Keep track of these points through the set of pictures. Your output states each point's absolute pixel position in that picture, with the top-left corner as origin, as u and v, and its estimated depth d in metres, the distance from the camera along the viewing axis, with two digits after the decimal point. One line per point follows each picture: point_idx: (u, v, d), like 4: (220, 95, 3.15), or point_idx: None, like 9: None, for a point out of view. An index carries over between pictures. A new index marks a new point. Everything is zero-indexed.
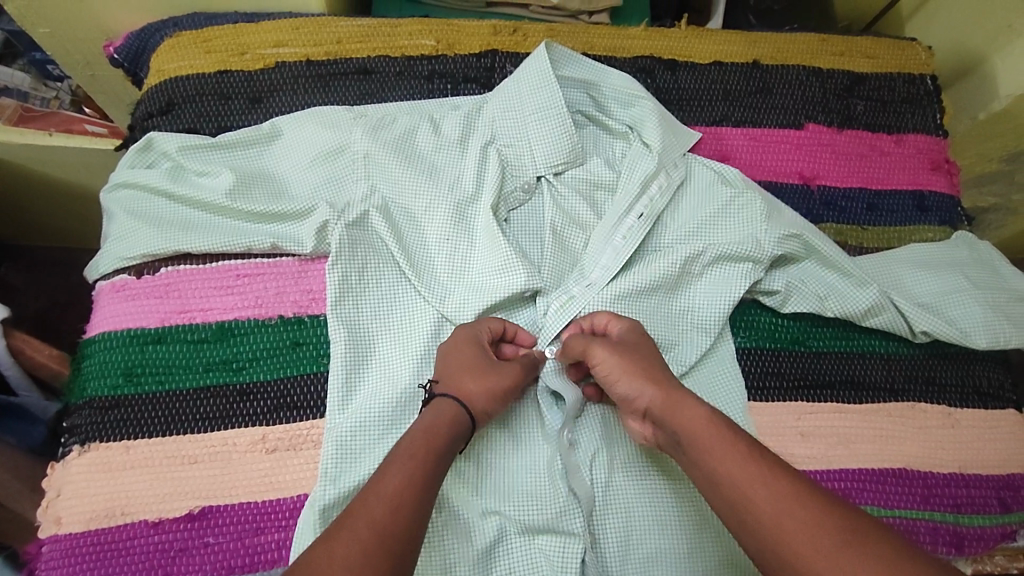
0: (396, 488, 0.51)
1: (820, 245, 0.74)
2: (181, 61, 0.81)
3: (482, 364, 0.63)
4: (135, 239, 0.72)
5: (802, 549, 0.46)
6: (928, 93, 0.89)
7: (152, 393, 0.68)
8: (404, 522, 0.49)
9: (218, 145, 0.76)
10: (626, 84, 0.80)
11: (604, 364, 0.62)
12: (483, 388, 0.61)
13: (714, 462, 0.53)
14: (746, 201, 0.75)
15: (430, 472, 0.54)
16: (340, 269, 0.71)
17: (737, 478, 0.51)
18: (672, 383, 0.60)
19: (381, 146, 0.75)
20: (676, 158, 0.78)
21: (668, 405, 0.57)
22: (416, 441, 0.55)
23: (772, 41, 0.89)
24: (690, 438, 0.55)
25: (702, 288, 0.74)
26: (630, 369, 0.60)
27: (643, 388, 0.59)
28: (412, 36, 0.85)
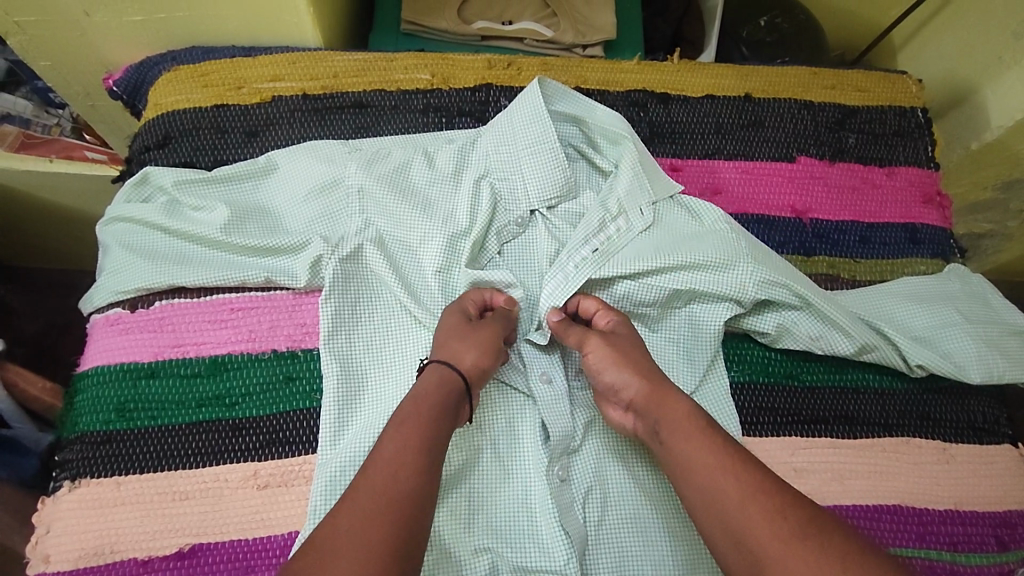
0: (393, 457, 0.54)
1: (803, 285, 0.73)
2: (179, 95, 0.82)
3: (464, 329, 0.66)
4: (130, 272, 0.72)
5: (756, 531, 0.51)
6: (919, 126, 0.89)
7: (144, 428, 0.68)
8: (408, 486, 0.53)
9: (214, 178, 0.77)
10: (612, 121, 0.79)
11: (595, 352, 0.66)
12: (467, 347, 0.64)
13: (686, 447, 0.58)
14: (726, 241, 0.73)
15: (423, 435, 0.56)
16: (333, 303, 0.71)
17: (706, 464, 0.56)
18: (659, 376, 0.64)
19: (375, 181, 0.75)
20: (642, 205, 0.76)
21: (654, 399, 0.62)
22: (410, 412, 0.58)
23: (764, 74, 0.90)
24: (669, 428, 0.60)
25: (687, 323, 0.74)
26: (619, 360, 0.65)
27: (631, 378, 0.64)
28: (407, 71, 0.86)
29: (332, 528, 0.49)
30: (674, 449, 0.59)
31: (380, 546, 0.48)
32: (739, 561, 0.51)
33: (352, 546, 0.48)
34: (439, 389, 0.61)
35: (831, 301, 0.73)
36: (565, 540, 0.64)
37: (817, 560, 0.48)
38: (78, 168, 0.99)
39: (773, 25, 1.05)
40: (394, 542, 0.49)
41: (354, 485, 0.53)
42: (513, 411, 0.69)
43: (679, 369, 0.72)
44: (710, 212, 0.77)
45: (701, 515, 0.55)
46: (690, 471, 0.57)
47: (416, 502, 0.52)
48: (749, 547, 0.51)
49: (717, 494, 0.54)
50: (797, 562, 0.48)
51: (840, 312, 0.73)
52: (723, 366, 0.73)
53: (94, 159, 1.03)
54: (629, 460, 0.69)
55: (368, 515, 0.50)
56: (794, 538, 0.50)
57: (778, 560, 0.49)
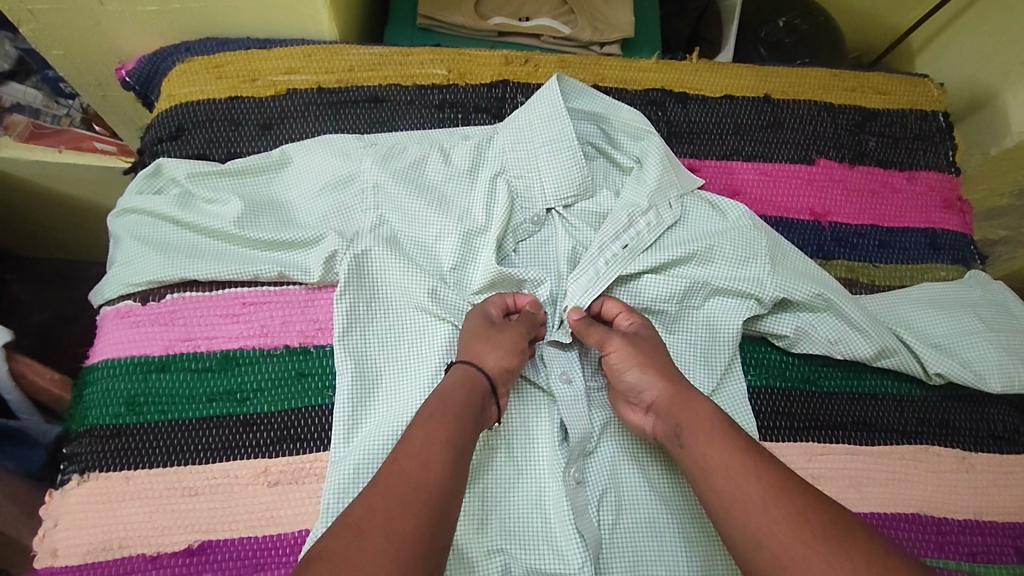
0: (425, 447, 0.54)
1: (826, 281, 0.74)
2: (193, 86, 0.82)
3: (488, 331, 0.65)
4: (142, 264, 0.72)
5: (779, 537, 0.50)
6: (940, 130, 0.88)
7: (154, 422, 0.67)
8: (441, 478, 0.52)
9: (227, 171, 0.76)
10: (634, 118, 0.79)
11: (617, 353, 0.66)
12: (491, 347, 0.63)
13: (708, 448, 0.57)
14: (748, 240, 0.73)
15: (455, 426, 0.56)
16: (348, 299, 0.70)
17: (727, 466, 0.55)
18: (683, 380, 0.63)
19: (391, 176, 0.75)
20: (672, 198, 0.76)
21: (676, 403, 0.61)
22: (436, 406, 0.58)
23: (783, 75, 0.89)
24: (693, 428, 0.59)
25: (702, 324, 0.73)
26: (642, 361, 0.64)
27: (654, 380, 0.63)
28: (423, 66, 0.85)
29: (362, 514, 0.49)
30: (695, 452, 0.57)
31: (413, 533, 0.48)
32: (756, 567, 0.50)
33: (382, 535, 0.47)
34: (470, 381, 0.61)
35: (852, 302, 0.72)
36: (580, 543, 0.63)
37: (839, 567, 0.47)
38: (89, 160, 0.99)
39: (791, 26, 1.04)
40: (425, 530, 0.49)
41: (385, 470, 0.52)
42: (530, 408, 0.69)
43: (695, 371, 0.70)
44: (734, 211, 0.76)
45: (723, 522, 0.54)
46: (710, 475, 0.56)
47: (441, 498, 0.51)
48: (768, 553, 0.50)
49: (737, 499, 0.53)
50: (820, 567, 0.48)
51: (864, 319, 0.72)
52: (741, 368, 0.72)
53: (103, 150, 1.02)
54: (644, 463, 0.68)
55: (400, 502, 0.50)
56: (818, 544, 0.49)
57: (801, 565, 0.48)
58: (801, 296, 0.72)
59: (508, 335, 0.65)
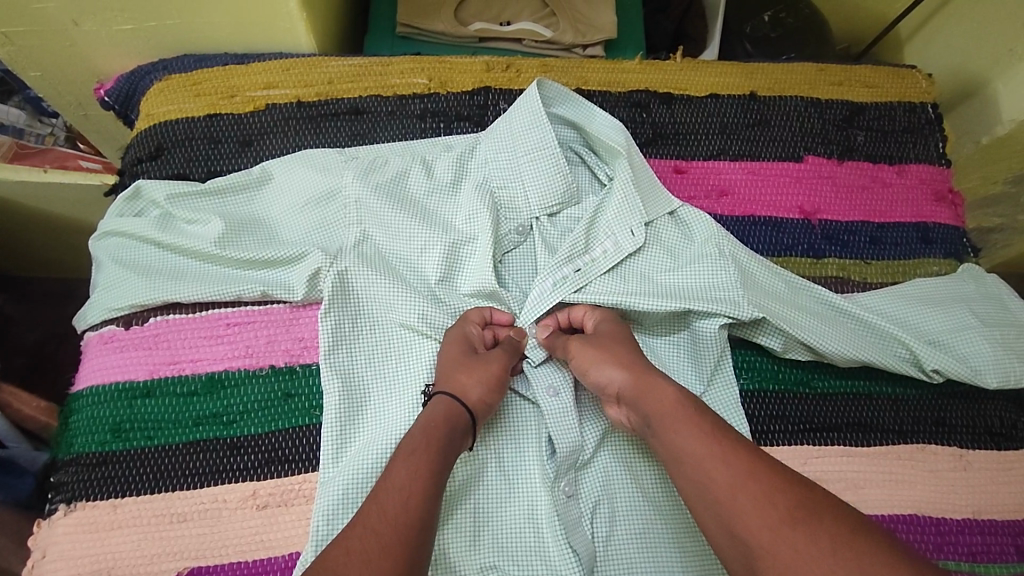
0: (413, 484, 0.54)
1: (804, 290, 0.74)
2: (171, 105, 0.81)
3: (469, 358, 0.64)
4: (124, 289, 0.71)
5: (749, 521, 0.50)
6: (930, 121, 0.87)
7: (140, 449, 0.66)
8: (419, 517, 0.52)
9: (207, 191, 0.76)
10: (611, 131, 0.77)
11: (581, 356, 0.66)
12: (474, 379, 0.63)
13: (676, 435, 0.56)
14: (716, 269, 0.72)
15: (436, 468, 0.55)
16: (333, 319, 0.69)
17: (692, 452, 0.55)
18: (647, 367, 0.63)
19: (373, 191, 0.74)
20: (634, 225, 0.74)
21: (639, 388, 0.61)
22: (430, 439, 0.57)
23: (769, 72, 0.88)
24: (660, 417, 0.58)
25: (687, 331, 0.73)
26: (604, 358, 0.64)
27: (616, 374, 0.63)
28: (403, 75, 0.84)
29: (338, 555, 0.48)
30: (663, 441, 0.57)
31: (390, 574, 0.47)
32: (733, 552, 0.50)
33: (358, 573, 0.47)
34: (456, 411, 0.61)
35: (828, 324, 0.71)
36: (573, 556, 0.62)
37: (805, 548, 0.47)
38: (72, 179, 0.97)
39: (777, 20, 1.02)
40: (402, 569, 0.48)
41: (365, 509, 0.52)
42: (518, 423, 0.68)
43: (679, 374, 0.70)
44: (703, 227, 0.75)
45: (697, 504, 0.54)
46: (678, 462, 0.55)
47: (421, 529, 0.51)
48: (740, 535, 0.50)
49: (706, 485, 0.53)
50: (788, 549, 0.47)
51: (834, 347, 0.70)
52: (731, 371, 0.71)
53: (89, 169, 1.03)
54: (637, 469, 0.67)
55: (378, 542, 0.49)
56: (784, 524, 0.48)
57: (769, 549, 0.48)
58: (782, 321, 0.70)
59: (490, 362, 0.65)
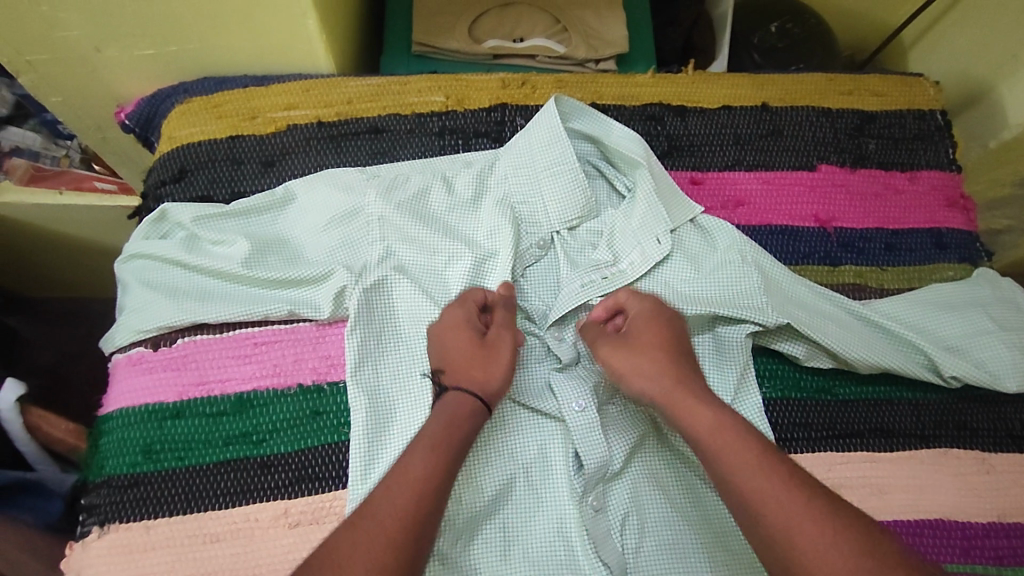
0: (422, 476, 0.57)
1: (824, 299, 0.75)
2: (193, 127, 0.82)
3: (477, 347, 0.66)
4: (152, 310, 0.72)
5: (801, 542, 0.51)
6: (939, 128, 0.88)
7: (171, 470, 0.67)
8: (422, 515, 0.55)
9: (232, 213, 0.77)
10: (630, 142, 0.78)
11: (621, 363, 0.66)
12: (491, 373, 0.65)
13: (722, 452, 0.57)
14: (741, 274, 0.73)
15: (449, 461, 0.59)
16: (358, 335, 0.70)
17: (742, 471, 0.55)
18: (687, 377, 0.63)
19: (396, 209, 0.75)
20: (659, 233, 0.75)
21: (673, 400, 0.61)
22: (437, 435, 0.60)
23: (780, 83, 0.89)
24: (701, 435, 0.59)
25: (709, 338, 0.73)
26: (646, 365, 0.64)
27: (658, 385, 0.63)
28: (421, 94, 0.85)
29: (345, 546, 0.52)
30: (708, 460, 0.57)
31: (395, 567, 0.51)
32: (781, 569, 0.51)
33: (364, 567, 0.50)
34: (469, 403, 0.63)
35: (846, 329, 0.73)
36: (602, 569, 0.63)
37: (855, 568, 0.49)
38: (88, 201, 1.00)
39: (784, 30, 1.04)
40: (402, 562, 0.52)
41: (372, 501, 0.55)
42: (545, 433, 0.68)
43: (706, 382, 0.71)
44: (725, 236, 0.76)
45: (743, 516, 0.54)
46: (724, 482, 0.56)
47: (422, 527, 0.54)
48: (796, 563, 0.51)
49: (760, 509, 0.53)
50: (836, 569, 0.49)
51: (852, 351, 0.71)
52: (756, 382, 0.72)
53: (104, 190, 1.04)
54: (666, 482, 0.68)
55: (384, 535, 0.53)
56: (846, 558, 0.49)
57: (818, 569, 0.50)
58: (803, 327, 0.71)
59: (497, 350, 0.66)
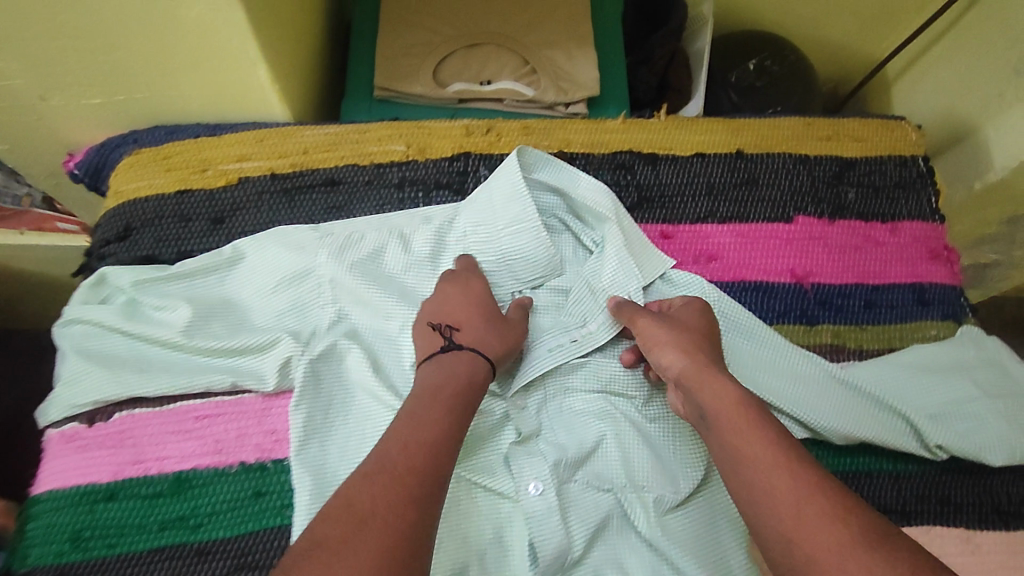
0: (431, 441, 0.56)
1: (803, 361, 0.72)
2: (140, 181, 0.78)
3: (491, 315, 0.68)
4: (88, 383, 0.69)
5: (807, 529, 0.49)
6: (921, 176, 0.84)
7: (101, 558, 0.63)
8: (432, 467, 0.54)
9: (174, 277, 0.73)
10: (597, 197, 0.75)
11: (648, 334, 0.67)
12: (502, 342, 0.67)
13: (738, 429, 0.57)
14: None
15: (457, 418, 0.59)
16: (305, 408, 0.67)
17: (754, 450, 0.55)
18: (710, 360, 0.64)
19: (348, 271, 0.72)
20: (632, 288, 0.74)
21: (697, 379, 0.62)
22: (449, 384, 0.61)
23: (756, 128, 0.85)
24: (714, 413, 0.59)
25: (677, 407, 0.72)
26: (673, 341, 0.65)
27: (679, 358, 0.64)
28: (381, 142, 0.82)
29: (357, 495, 0.51)
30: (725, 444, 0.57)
31: (402, 519, 0.50)
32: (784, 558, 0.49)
33: (377, 515, 0.50)
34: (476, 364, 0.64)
35: (824, 395, 0.70)
36: None
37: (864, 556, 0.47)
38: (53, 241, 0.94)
39: (763, 68, 1.00)
40: (412, 514, 0.51)
41: (381, 452, 0.54)
42: (503, 518, 0.66)
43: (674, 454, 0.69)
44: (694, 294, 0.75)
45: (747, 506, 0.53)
46: (733, 461, 0.55)
47: (430, 481, 0.53)
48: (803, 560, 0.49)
49: (770, 505, 0.51)
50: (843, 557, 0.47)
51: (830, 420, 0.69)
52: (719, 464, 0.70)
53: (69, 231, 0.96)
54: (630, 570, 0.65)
55: (397, 482, 0.52)
56: (856, 546, 0.47)
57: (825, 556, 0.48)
58: (773, 395, 0.70)
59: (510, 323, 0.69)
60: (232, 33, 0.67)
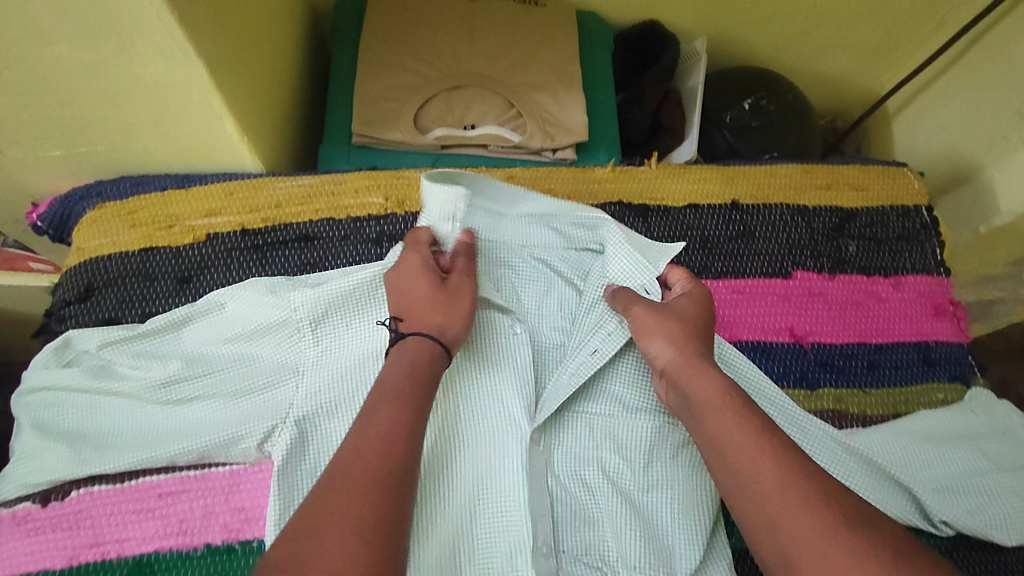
0: (398, 428, 0.52)
1: (807, 424, 0.66)
2: (103, 238, 0.75)
3: (437, 294, 0.62)
4: (44, 460, 0.64)
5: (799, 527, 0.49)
6: (925, 227, 0.81)
7: None
8: (399, 469, 0.50)
9: (144, 335, 0.69)
10: (587, 211, 0.74)
11: (641, 321, 0.65)
12: (450, 318, 0.61)
13: (726, 424, 0.55)
14: None
15: (420, 415, 0.54)
16: (280, 485, 0.61)
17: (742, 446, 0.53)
18: (700, 346, 0.62)
19: (330, 330, 0.68)
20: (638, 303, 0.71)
21: (686, 370, 0.60)
22: (397, 380, 0.55)
23: (751, 176, 0.81)
24: (702, 405, 0.57)
25: (678, 476, 0.66)
26: (663, 329, 0.63)
27: (667, 349, 0.62)
28: (357, 194, 0.78)
29: (326, 497, 0.47)
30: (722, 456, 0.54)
31: (373, 527, 0.46)
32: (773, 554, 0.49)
33: (345, 524, 0.45)
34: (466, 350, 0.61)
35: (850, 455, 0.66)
36: None
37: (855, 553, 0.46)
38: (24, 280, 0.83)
39: (759, 107, 0.96)
40: (379, 523, 0.46)
41: (343, 456, 0.50)
42: None
43: (675, 535, 0.64)
44: None
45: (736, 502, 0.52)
46: (722, 455, 0.54)
47: (397, 484, 0.49)
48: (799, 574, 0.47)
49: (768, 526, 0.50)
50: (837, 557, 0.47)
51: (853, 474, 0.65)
52: (724, 542, 0.66)
53: (41, 270, 0.87)
54: None
55: (361, 490, 0.47)
56: (839, 535, 0.47)
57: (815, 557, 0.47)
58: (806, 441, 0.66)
59: (459, 295, 0.63)
60: (192, 87, 0.64)
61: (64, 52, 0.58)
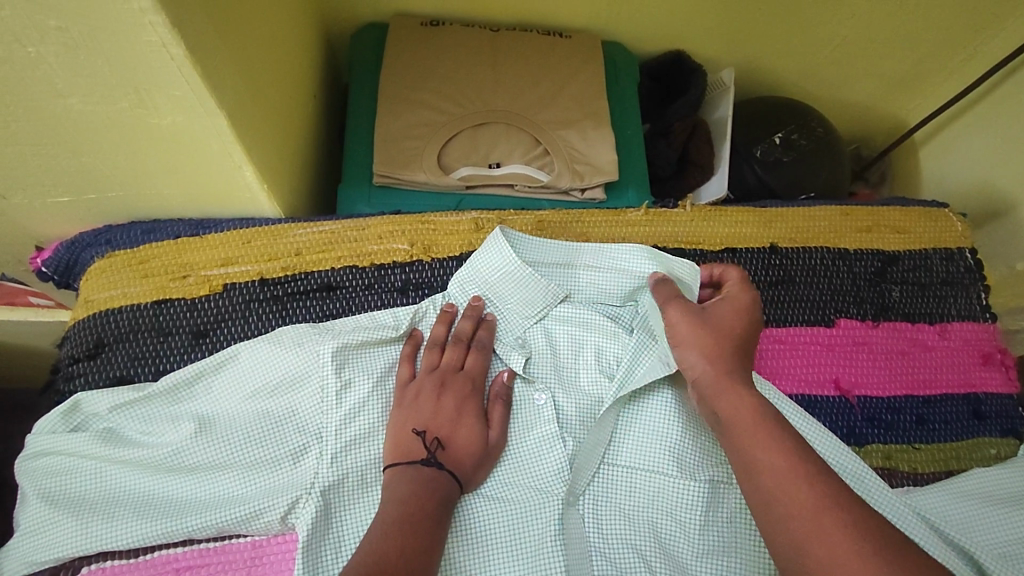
0: (404, 540, 0.52)
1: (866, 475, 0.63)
2: (113, 290, 0.71)
3: (429, 401, 0.64)
4: (50, 536, 0.60)
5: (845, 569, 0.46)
6: (969, 270, 0.78)
7: None
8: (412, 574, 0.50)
9: (157, 395, 0.65)
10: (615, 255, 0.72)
11: (673, 327, 0.63)
12: (459, 433, 0.63)
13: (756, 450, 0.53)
14: None
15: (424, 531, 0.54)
16: (312, 556, 0.59)
17: (779, 460, 0.52)
18: (736, 364, 0.59)
19: (358, 384, 0.65)
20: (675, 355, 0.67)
21: (718, 386, 0.58)
22: (413, 502, 0.56)
23: (789, 218, 0.78)
24: (732, 425, 0.56)
25: (730, 540, 0.63)
26: (695, 342, 0.61)
27: (699, 362, 0.60)
28: (381, 240, 0.74)
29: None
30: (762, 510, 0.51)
31: None
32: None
33: None
34: (472, 429, 0.64)
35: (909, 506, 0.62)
36: None
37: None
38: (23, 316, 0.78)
39: (790, 142, 0.93)
40: None
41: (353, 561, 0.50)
42: None
43: None
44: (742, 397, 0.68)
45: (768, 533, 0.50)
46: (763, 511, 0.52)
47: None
48: None
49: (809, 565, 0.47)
50: None
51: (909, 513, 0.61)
52: None
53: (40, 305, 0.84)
54: None
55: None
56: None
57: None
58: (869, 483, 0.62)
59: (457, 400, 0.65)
60: (211, 138, 0.60)
61: (76, 104, 0.54)
